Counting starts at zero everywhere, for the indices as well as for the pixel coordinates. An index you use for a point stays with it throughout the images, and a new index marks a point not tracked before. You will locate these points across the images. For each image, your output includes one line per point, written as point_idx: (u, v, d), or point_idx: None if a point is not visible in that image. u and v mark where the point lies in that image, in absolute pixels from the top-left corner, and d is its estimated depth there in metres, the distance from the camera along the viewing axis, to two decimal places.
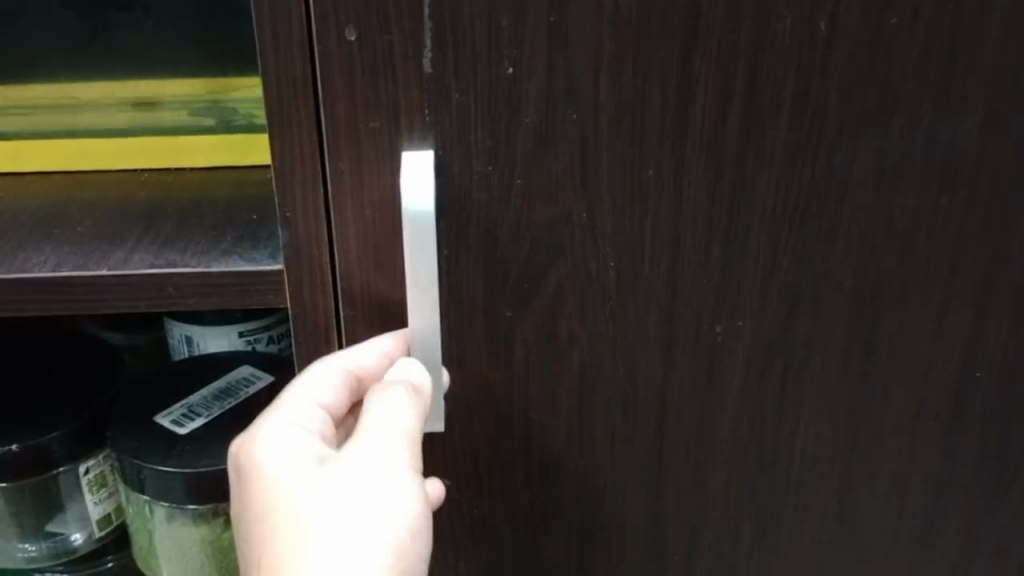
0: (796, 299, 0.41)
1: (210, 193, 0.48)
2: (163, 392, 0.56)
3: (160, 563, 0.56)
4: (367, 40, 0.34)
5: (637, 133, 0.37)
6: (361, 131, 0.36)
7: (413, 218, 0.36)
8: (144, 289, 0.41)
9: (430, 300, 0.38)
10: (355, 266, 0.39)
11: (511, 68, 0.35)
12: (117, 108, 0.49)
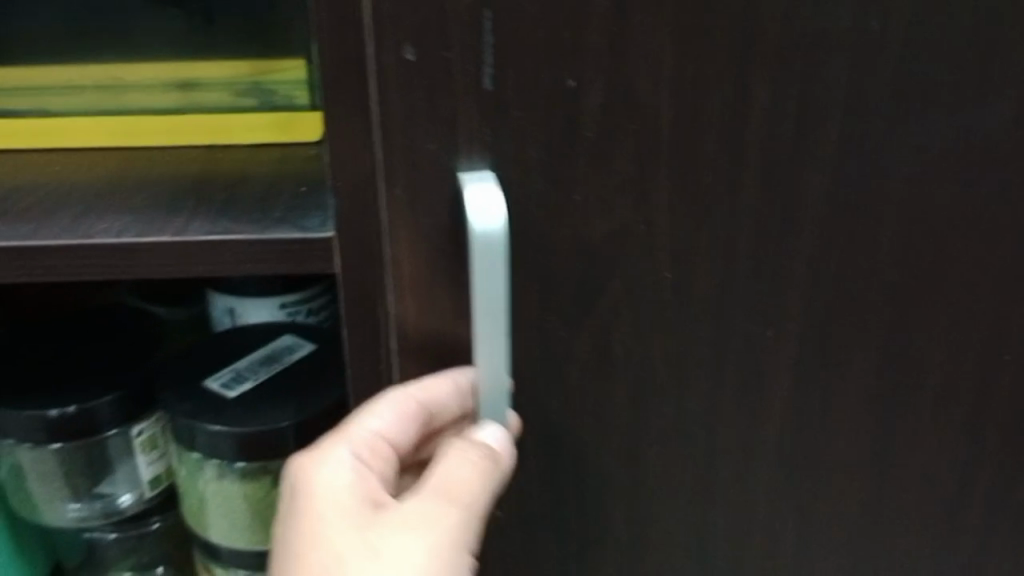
0: (840, 295, 0.41)
1: (258, 168, 0.49)
2: (211, 358, 0.57)
3: (208, 520, 0.58)
4: (425, 58, 0.34)
5: (691, 137, 0.37)
6: (416, 152, 0.36)
7: (480, 238, 0.35)
8: (203, 257, 0.43)
9: (498, 328, 0.37)
10: (408, 288, 0.39)
11: (571, 81, 0.35)
12: (162, 90, 0.50)
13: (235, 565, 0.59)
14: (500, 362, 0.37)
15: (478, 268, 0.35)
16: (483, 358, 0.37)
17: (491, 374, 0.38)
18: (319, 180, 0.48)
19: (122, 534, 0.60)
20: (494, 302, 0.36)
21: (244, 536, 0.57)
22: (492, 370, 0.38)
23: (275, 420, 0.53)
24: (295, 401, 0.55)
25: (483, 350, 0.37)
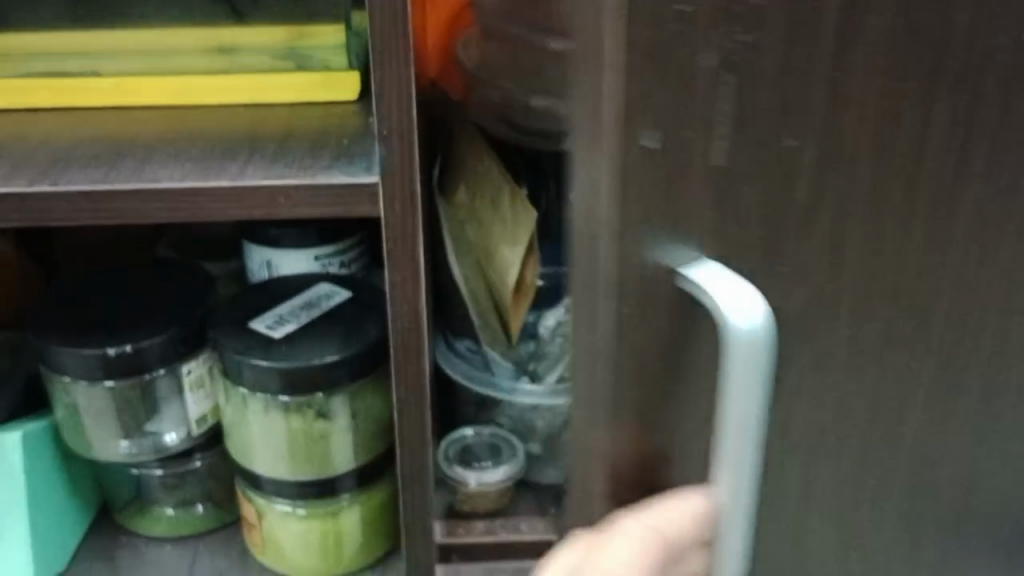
0: (1010, 333, 0.35)
1: (304, 123, 0.56)
2: (254, 303, 0.61)
3: (253, 454, 0.60)
4: (670, 142, 0.27)
5: (899, 188, 0.31)
6: (640, 253, 0.29)
7: (739, 338, 0.29)
8: (257, 200, 0.49)
9: (748, 449, 0.30)
10: (616, 410, 0.31)
11: (794, 141, 0.29)
12: (205, 52, 0.58)
13: (278, 496, 0.60)
14: (750, 476, 0.30)
15: (734, 379, 0.29)
16: (729, 480, 0.30)
17: (735, 498, 0.30)
18: (359, 134, 0.55)
19: (167, 472, 0.64)
20: (749, 425, 0.29)
21: (288, 466, 0.59)
22: (733, 490, 0.30)
23: (322, 354, 0.56)
24: (340, 336, 0.58)
25: (726, 470, 0.30)
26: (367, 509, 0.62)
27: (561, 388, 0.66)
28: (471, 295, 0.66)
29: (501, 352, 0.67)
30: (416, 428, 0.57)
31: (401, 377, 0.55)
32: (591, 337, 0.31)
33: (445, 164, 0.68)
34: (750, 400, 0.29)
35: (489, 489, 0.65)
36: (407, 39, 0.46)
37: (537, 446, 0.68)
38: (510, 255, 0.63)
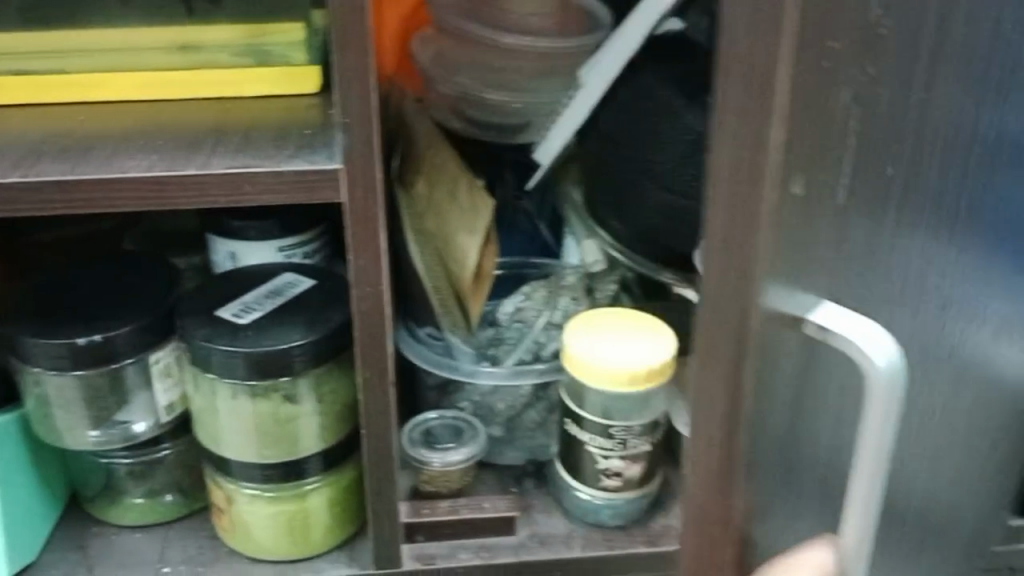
0: (962, 294, 0.42)
1: (267, 116, 0.58)
2: (219, 292, 0.62)
3: (222, 438, 0.62)
4: (811, 187, 0.31)
5: (935, 178, 0.36)
6: (776, 300, 0.32)
7: (878, 374, 0.34)
8: (223, 188, 0.51)
9: (874, 479, 0.36)
10: (744, 435, 0.34)
11: (890, 168, 0.34)
12: (166, 51, 0.59)
13: (246, 479, 0.62)
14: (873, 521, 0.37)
15: (873, 410, 0.35)
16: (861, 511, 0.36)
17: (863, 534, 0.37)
18: (321, 124, 0.57)
19: (135, 460, 0.66)
20: (880, 458, 0.36)
21: (255, 449, 0.61)
22: (862, 528, 0.37)
23: (288, 339, 0.58)
24: (305, 321, 0.60)
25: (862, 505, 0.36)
26: (332, 490, 0.64)
27: (521, 370, 0.68)
28: (434, 290, 0.67)
29: (461, 337, 0.69)
30: (380, 409, 0.59)
31: (365, 361, 0.57)
32: (732, 372, 0.33)
33: (404, 155, 0.71)
34: (883, 429, 0.35)
35: (452, 470, 0.66)
36: (366, 32, 0.48)
37: (498, 429, 0.70)
38: (465, 240, 0.66)
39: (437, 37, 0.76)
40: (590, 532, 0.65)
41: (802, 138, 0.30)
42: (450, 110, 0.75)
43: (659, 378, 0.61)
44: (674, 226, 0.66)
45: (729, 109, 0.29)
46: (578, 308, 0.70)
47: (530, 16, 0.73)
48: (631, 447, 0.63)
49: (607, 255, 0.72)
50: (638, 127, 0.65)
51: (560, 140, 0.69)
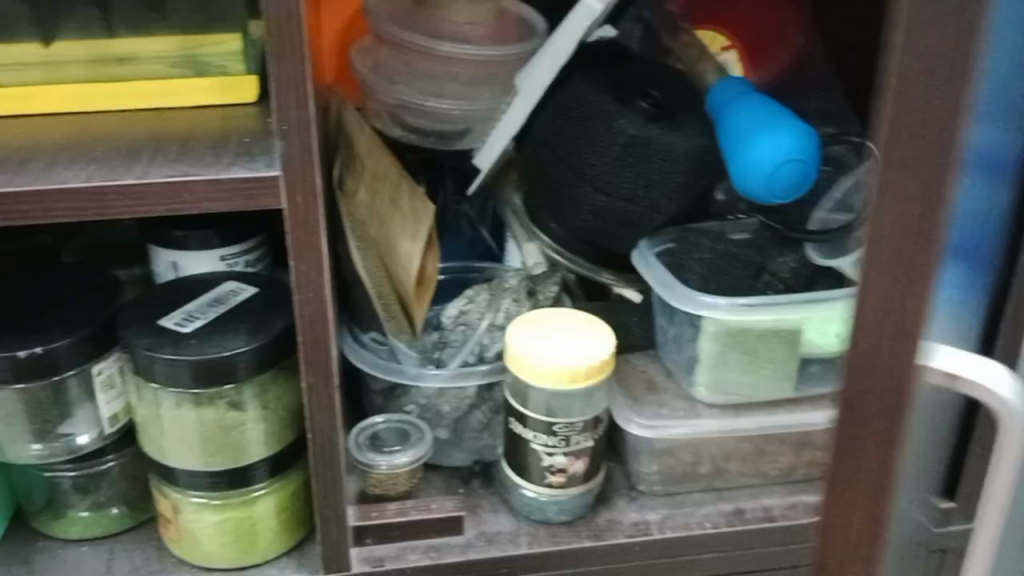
0: (958, 301, 0.47)
1: (204, 125, 0.58)
2: (161, 302, 0.63)
3: (166, 448, 0.62)
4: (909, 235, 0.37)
5: (966, 197, 0.42)
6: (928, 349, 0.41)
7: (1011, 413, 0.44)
8: (162, 196, 0.52)
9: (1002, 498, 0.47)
10: (894, 465, 0.43)
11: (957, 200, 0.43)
12: (101, 63, 0.60)
13: (192, 488, 0.62)
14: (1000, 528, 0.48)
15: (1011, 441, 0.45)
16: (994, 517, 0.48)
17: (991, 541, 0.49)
18: (259, 132, 0.58)
19: (79, 472, 0.66)
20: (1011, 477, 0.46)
21: (201, 458, 0.61)
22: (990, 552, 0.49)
23: (231, 346, 0.59)
24: (248, 328, 0.60)
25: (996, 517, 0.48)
26: (279, 496, 0.64)
27: (465, 371, 0.69)
28: (377, 294, 0.68)
29: (405, 342, 0.70)
30: (326, 414, 0.59)
31: (309, 365, 0.58)
32: (903, 412, 0.41)
33: (346, 163, 0.72)
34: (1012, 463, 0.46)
35: (399, 473, 0.67)
36: (301, 40, 0.49)
37: (444, 432, 0.70)
38: (406, 246, 0.65)
39: (373, 48, 0.77)
40: (536, 528, 0.66)
41: (952, 187, 0.37)
42: (390, 117, 0.77)
43: (583, 383, 0.62)
44: (611, 225, 0.68)
45: (887, 148, 0.36)
46: (520, 309, 0.71)
47: (465, 25, 0.74)
48: (575, 444, 0.64)
49: (547, 257, 0.74)
50: (572, 130, 0.66)
51: (498, 145, 0.70)
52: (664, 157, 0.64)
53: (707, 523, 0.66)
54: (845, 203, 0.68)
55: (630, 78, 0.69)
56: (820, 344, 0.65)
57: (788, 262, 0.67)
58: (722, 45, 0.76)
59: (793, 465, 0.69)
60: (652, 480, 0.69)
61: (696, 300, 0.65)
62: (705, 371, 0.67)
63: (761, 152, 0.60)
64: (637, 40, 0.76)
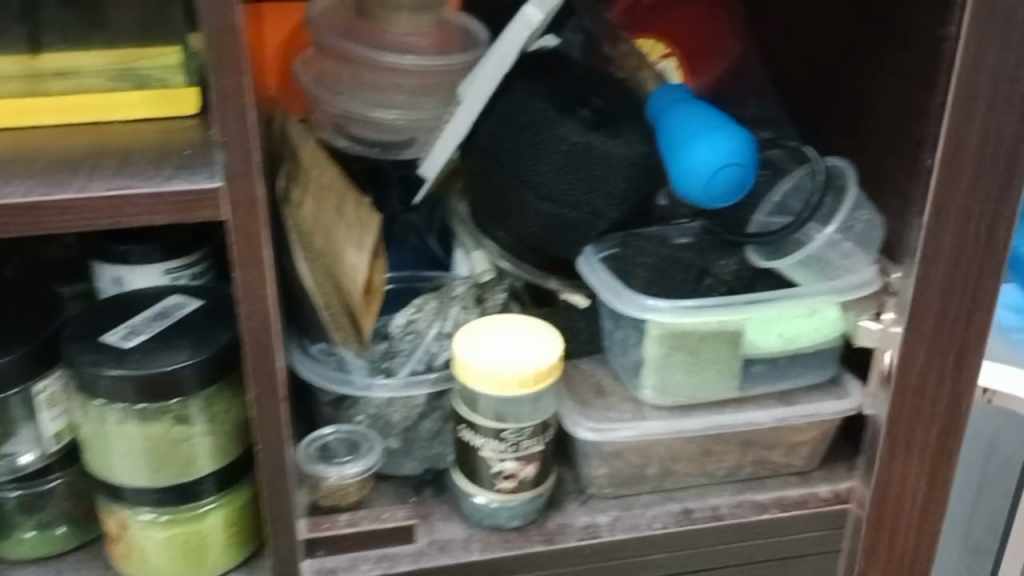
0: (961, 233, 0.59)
1: (144, 137, 0.58)
2: (103, 317, 0.62)
3: (112, 465, 0.61)
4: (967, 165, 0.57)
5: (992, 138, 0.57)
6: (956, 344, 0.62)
7: None
8: (102, 210, 0.51)
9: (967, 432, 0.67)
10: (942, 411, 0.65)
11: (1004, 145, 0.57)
12: (38, 79, 0.60)
13: (139, 504, 0.61)
14: None
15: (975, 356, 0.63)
16: None
17: None
18: (201, 144, 0.58)
19: (23, 491, 0.65)
20: None
21: (148, 474, 0.61)
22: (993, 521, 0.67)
23: (176, 360, 0.58)
24: (192, 342, 0.60)
25: None
26: (229, 510, 0.64)
27: (414, 380, 0.69)
28: (325, 305, 0.68)
29: (354, 352, 0.70)
30: (273, 426, 0.59)
31: (256, 377, 0.58)
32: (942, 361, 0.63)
33: (289, 174, 0.71)
34: None
35: (348, 483, 0.67)
36: (240, 52, 0.49)
37: (395, 441, 0.70)
38: (353, 255, 0.66)
39: (316, 59, 0.77)
40: (488, 534, 0.66)
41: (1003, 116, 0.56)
42: (335, 128, 0.77)
43: (528, 388, 0.62)
44: (555, 232, 0.68)
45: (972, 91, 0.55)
46: (468, 316, 0.72)
47: (409, 35, 0.75)
48: (524, 449, 0.63)
49: (495, 265, 0.75)
50: (514, 139, 0.67)
51: (443, 154, 0.71)
52: (605, 164, 0.65)
53: (656, 524, 0.67)
54: (785, 206, 0.71)
55: (571, 87, 0.70)
56: (761, 344, 0.67)
57: (730, 265, 0.68)
58: (660, 53, 0.78)
59: (739, 464, 0.70)
60: (601, 483, 0.69)
61: (639, 303, 0.65)
62: (651, 373, 0.68)
63: (698, 157, 0.61)
64: (577, 48, 0.76)
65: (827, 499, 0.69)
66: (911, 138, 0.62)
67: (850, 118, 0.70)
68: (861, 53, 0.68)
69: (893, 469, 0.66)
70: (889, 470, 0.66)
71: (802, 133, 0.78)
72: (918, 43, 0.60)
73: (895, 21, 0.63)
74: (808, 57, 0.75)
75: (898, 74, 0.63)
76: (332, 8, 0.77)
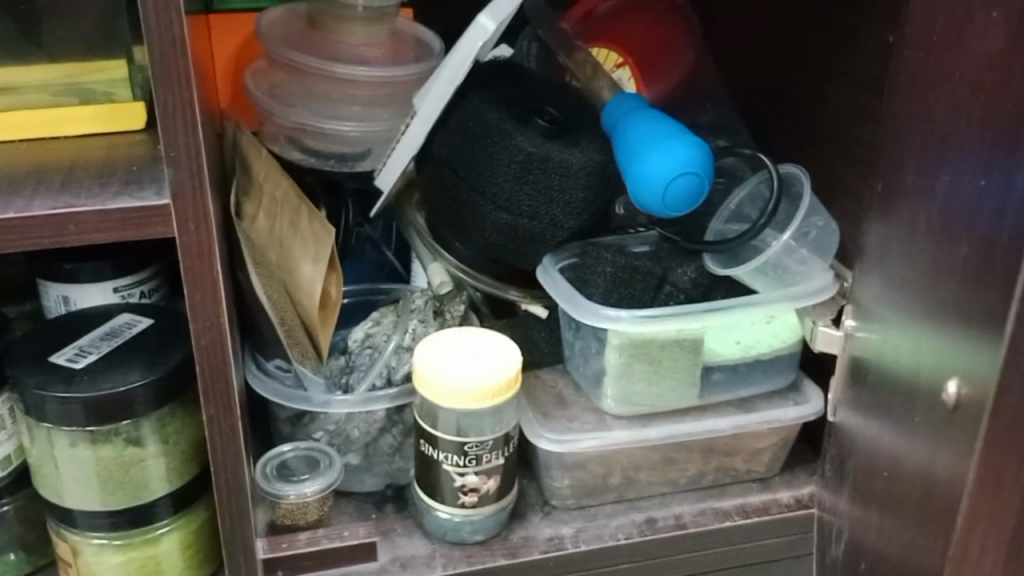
0: None
1: (90, 153, 0.57)
2: (52, 337, 0.61)
3: (62, 490, 0.59)
4: None
5: None
6: None
7: None
8: (47, 228, 0.50)
9: None
10: None
11: None
12: None
13: (91, 530, 0.60)
14: None
15: None
16: None
17: None
18: (148, 160, 0.56)
19: None
20: None
21: (100, 498, 0.59)
22: None
23: (127, 380, 0.57)
24: (143, 361, 0.58)
25: None
26: (184, 532, 0.63)
27: (372, 395, 0.68)
28: (280, 321, 0.66)
29: (312, 368, 0.68)
30: (229, 446, 0.58)
31: (209, 398, 0.57)
32: None
33: (243, 187, 0.70)
34: None
35: (308, 502, 0.65)
36: (187, 66, 0.48)
37: (355, 457, 0.69)
38: (309, 270, 0.65)
39: (269, 70, 0.76)
40: (451, 550, 0.65)
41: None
42: (288, 141, 0.76)
43: (489, 402, 0.61)
44: (514, 242, 0.68)
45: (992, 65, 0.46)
46: (427, 329, 0.71)
47: (361, 46, 0.75)
48: (485, 462, 0.63)
49: (453, 276, 0.75)
50: (471, 149, 0.66)
51: (399, 166, 0.70)
52: (563, 173, 0.64)
53: (619, 534, 0.67)
54: (741, 213, 0.72)
55: (526, 97, 0.70)
56: (722, 352, 0.67)
57: (688, 273, 0.68)
58: (615, 62, 0.77)
59: (701, 471, 0.71)
60: (564, 494, 0.69)
61: (599, 313, 0.64)
62: (612, 383, 0.67)
63: (654, 166, 0.61)
64: (532, 59, 0.81)
65: (790, 504, 0.70)
66: (864, 144, 0.63)
67: (803, 125, 0.71)
68: (814, 61, 0.68)
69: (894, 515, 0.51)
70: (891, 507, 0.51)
71: (757, 140, 0.78)
72: (869, 51, 0.61)
73: (846, 29, 0.64)
74: (761, 65, 0.76)
75: (850, 82, 0.64)
76: (283, 20, 0.76)
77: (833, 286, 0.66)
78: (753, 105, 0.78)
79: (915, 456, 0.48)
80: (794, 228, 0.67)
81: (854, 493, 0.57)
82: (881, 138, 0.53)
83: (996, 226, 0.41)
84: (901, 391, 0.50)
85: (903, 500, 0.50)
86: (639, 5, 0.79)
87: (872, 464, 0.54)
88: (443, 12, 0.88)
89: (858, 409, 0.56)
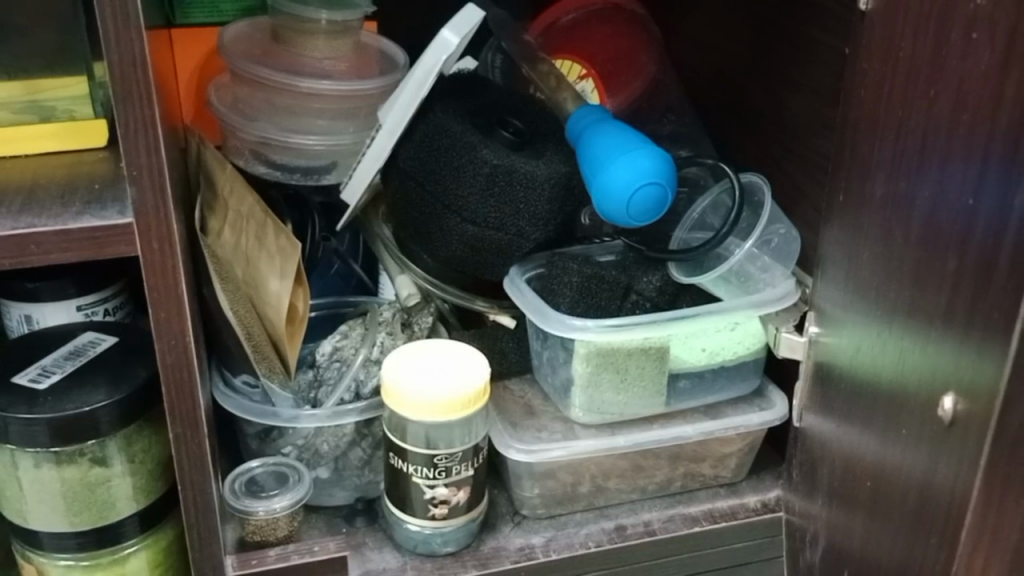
0: None
1: (49, 172, 0.57)
2: (14, 358, 0.60)
3: (26, 510, 0.59)
4: None
5: None
6: None
7: None
8: (6, 249, 0.50)
9: None
10: None
11: None
12: None
13: (58, 551, 0.59)
14: None
15: None
16: None
17: None
18: (109, 177, 0.56)
19: None
20: None
21: (66, 519, 0.59)
22: None
23: (91, 400, 0.56)
24: (108, 380, 0.58)
25: None
26: (150, 551, 0.62)
27: (342, 408, 0.67)
28: (247, 335, 0.66)
29: (279, 383, 0.68)
30: (194, 464, 0.58)
31: (173, 416, 0.56)
32: None
33: (208, 202, 0.69)
34: None
35: (278, 517, 0.64)
36: (146, 82, 0.48)
37: (325, 471, 0.69)
38: (275, 285, 0.64)
39: (232, 84, 0.75)
40: (421, 562, 0.65)
41: None
42: (253, 155, 0.75)
43: (456, 413, 0.61)
44: (479, 253, 0.68)
45: None
46: (395, 340, 0.71)
47: (324, 60, 0.75)
48: (455, 474, 0.63)
49: (421, 287, 0.75)
50: (435, 162, 0.66)
51: (365, 179, 0.70)
52: (527, 184, 0.65)
53: (589, 542, 0.68)
54: (704, 222, 0.73)
55: (489, 108, 0.70)
56: (686, 359, 0.67)
57: (653, 281, 0.68)
58: (579, 74, 0.78)
59: (669, 478, 0.71)
60: (535, 504, 0.69)
61: (565, 322, 0.65)
62: (580, 393, 0.67)
63: (617, 177, 0.61)
64: (498, 71, 0.81)
65: (757, 509, 0.70)
66: (822, 153, 0.64)
67: (764, 134, 0.72)
68: (772, 71, 0.69)
69: (873, 537, 0.48)
70: (872, 528, 0.49)
71: (720, 150, 0.79)
72: (826, 61, 0.62)
73: (802, 39, 0.65)
74: (722, 74, 0.77)
75: (807, 91, 0.65)
76: (245, 34, 0.75)
77: (796, 293, 0.67)
78: (714, 114, 0.79)
79: (869, 455, 0.49)
80: (756, 237, 0.68)
81: (819, 496, 0.58)
82: (838, 147, 0.54)
83: (956, 238, 0.40)
84: (862, 396, 0.50)
85: (859, 498, 0.50)
86: (600, 15, 0.80)
87: (838, 468, 0.55)
88: (408, 24, 0.89)
89: (825, 414, 0.56)
